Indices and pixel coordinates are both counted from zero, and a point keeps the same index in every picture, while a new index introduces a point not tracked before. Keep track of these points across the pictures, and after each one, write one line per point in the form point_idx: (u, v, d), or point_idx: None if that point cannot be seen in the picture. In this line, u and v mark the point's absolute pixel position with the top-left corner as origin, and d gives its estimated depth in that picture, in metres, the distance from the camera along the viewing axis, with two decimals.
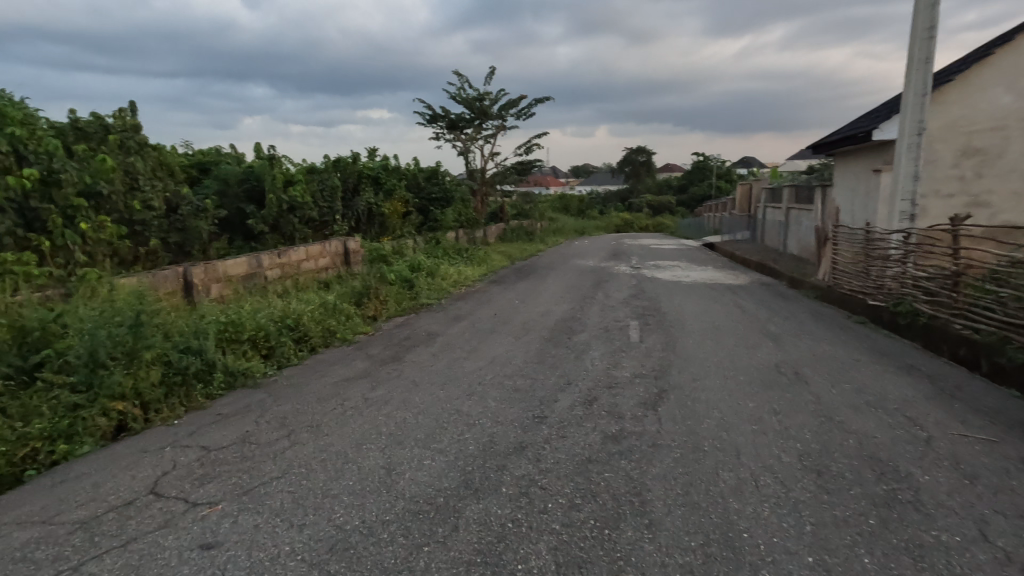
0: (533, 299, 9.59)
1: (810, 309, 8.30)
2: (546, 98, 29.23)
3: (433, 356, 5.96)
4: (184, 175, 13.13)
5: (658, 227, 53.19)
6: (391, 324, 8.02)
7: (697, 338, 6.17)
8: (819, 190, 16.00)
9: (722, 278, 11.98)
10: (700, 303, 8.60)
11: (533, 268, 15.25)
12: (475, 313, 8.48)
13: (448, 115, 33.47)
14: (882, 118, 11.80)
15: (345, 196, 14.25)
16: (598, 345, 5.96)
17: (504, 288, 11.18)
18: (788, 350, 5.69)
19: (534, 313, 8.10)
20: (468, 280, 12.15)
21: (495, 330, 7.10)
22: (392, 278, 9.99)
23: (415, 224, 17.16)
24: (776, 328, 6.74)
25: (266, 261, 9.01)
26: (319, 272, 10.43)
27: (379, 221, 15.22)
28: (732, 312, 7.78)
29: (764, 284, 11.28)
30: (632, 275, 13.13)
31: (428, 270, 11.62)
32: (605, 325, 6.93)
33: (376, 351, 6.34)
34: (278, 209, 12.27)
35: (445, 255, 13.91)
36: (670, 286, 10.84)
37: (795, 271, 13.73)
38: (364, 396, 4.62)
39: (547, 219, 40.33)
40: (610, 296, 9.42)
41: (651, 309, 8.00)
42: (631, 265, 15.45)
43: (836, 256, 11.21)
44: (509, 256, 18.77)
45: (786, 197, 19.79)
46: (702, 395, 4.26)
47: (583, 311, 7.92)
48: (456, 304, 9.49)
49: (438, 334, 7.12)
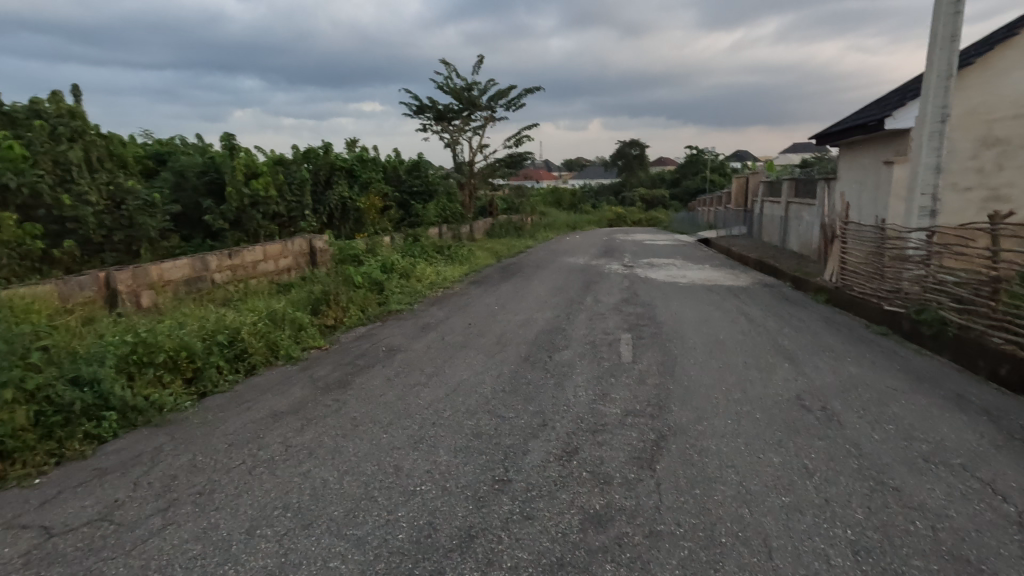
0: (515, 303, 8.65)
1: (823, 316, 7.42)
2: (536, 87, 28.21)
3: (389, 379, 5.03)
4: (138, 167, 12.06)
5: (652, 222, 52.31)
6: (351, 336, 7.05)
7: (700, 357, 5.25)
8: (822, 183, 15.12)
9: (722, 279, 11.08)
10: (700, 309, 7.70)
11: (520, 267, 14.28)
12: (447, 322, 7.53)
13: (435, 106, 32.40)
14: (894, 105, 10.92)
15: (316, 190, 13.23)
16: (582, 366, 5.04)
17: (485, 291, 10.23)
18: (808, 373, 4.80)
19: (514, 321, 7.18)
20: (447, 281, 11.18)
21: (467, 344, 6.18)
22: (359, 281, 9.00)
23: (394, 219, 16.15)
24: (789, 342, 5.86)
25: (213, 264, 7.99)
26: (279, 274, 9.44)
27: (354, 217, 14.20)
28: (737, 321, 6.88)
29: (767, 286, 10.39)
30: (625, 275, 12.20)
31: (403, 271, 10.66)
32: (593, 339, 6.02)
33: (323, 373, 5.39)
34: (239, 204, 11.23)
35: (424, 253, 12.92)
36: (665, 288, 9.94)
37: (798, 270, 12.87)
38: (286, 443, 3.67)
39: (538, 214, 39.36)
40: (600, 300, 8.49)
41: (647, 317, 7.10)
42: (623, 263, 14.52)
43: (845, 255, 10.35)
44: (496, 253, 17.80)
45: (786, 191, 18.94)
46: (710, 444, 3.35)
47: (569, 320, 7.00)
48: (428, 310, 8.52)
49: (402, 349, 6.17)
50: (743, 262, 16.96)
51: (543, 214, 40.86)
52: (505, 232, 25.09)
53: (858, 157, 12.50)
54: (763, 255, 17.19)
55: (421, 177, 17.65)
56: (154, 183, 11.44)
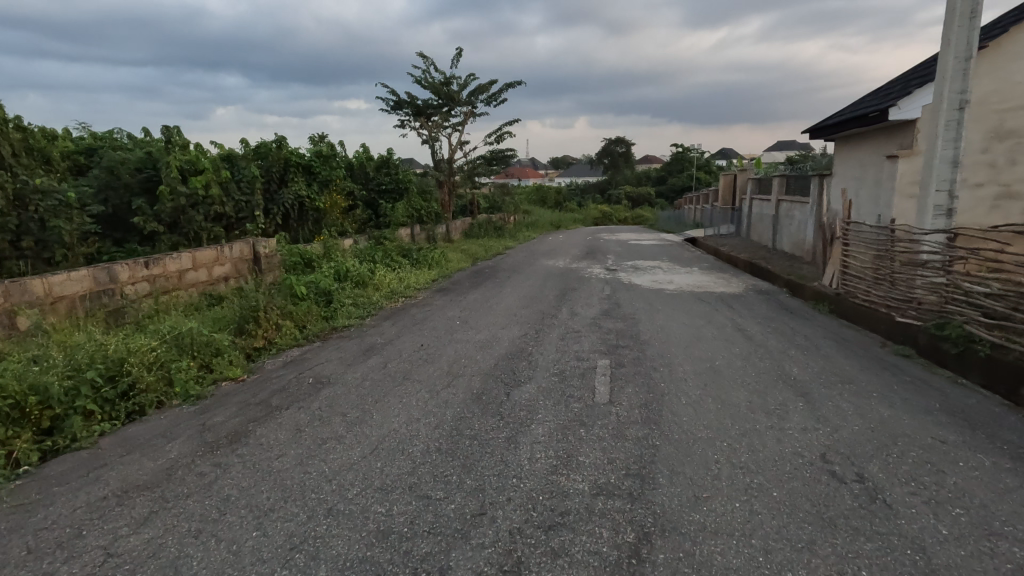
0: (481, 317, 7.58)
1: (830, 332, 6.45)
2: (517, 82, 27.14)
3: (300, 429, 3.95)
4: (65, 163, 10.79)
5: (638, 221, 51.55)
6: (278, 362, 5.93)
7: (692, 394, 4.23)
8: (817, 181, 14.21)
9: (713, 285, 10.11)
10: (690, 324, 6.70)
11: (494, 271, 13.20)
12: (397, 342, 6.44)
13: (414, 101, 31.19)
14: (898, 94, 10.00)
15: (268, 188, 12.03)
16: (545, 410, 3.99)
17: (450, 302, 9.14)
18: (829, 416, 3.80)
19: (473, 342, 6.11)
20: (410, 289, 10.08)
21: (411, 374, 5.10)
22: (302, 292, 7.87)
23: (360, 220, 14.98)
24: (798, 369, 4.87)
25: (124, 275, 6.81)
26: (211, 285, 8.29)
27: (313, 218, 13.01)
28: (734, 341, 5.88)
29: (763, 293, 9.41)
30: (607, 280, 11.18)
31: (360, 277, 9.55)
32: (563, 367, 4.98)
33: (222, 419, 4.28)
34: (176, 204, 10.01)
35: (387, 258, 11.79)
36: (651, 297, 8.92)
37: (794, 274, 11.96)
38: (110, 549, 2.57)
39: (521, 213, 38.30)
40: (577, 313, 7.45)
41: (628, 336, 6.07)
42: (606, 266, 13.51)
43: (847, 259, 9.43)
44: (472, 256, 16.68)
45: (777, 188, 18.07)
46: (713, 552, 2.33)
47: (537, 341, 5.96)
48: (379, 327, 7.40)
49: (331, 381, 5.07)
50: (733, 264, 16.02)
51: (527, 213, 39.84)
52: (485, 232, 23.98)
53: (857, 152, 11.60)
54: (754, 256, 16.26)
55: (391, 176, 16.45)
56: (79, 180, 10.17)
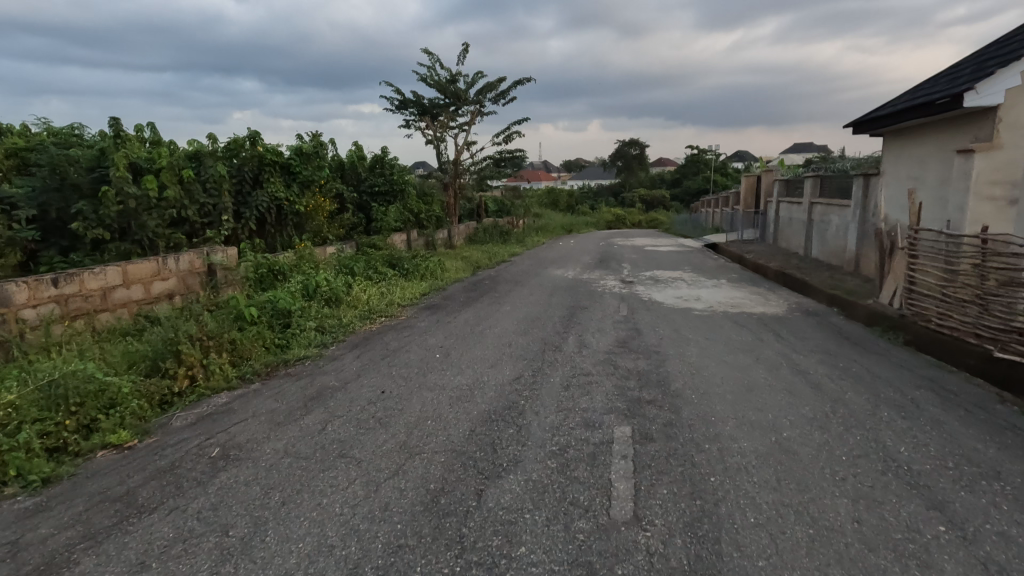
0: (469, 348, 6.12)
1: (920, 375, 4.92)
2: (526, 79, 25.71)
3: (147, 561, 2.52)
4: (9, 162, 9.54)
5: (653, 224, 49.88)
6: (191, 417, 4.49)
7: (761, 503, 2.74)
8: (861, 181, 12.56)
9: (749, 303, 8.55)
10: (732, 362, 5.20)
11: (495, 283, 11.79)
12: (354, 386, 5.01)
13: (419, 101, 29.95)
14: (972, 76, 8.40)
15: (240, 189, 10.71)
16: (533, 536, 2.53)
17: (436, 324, 7.70)
18: (1002, 565, 2.30)
19: (450, 388, 4.67)
20: (394, 307, 8.65)
21: (353, 446, 3.67)
22: (251, 314, 6.49)
23: (349, 225, 13.62)
24: (906, 450, 3.36)
25: (20, 297, 5.47)
26: (149, 303, 6.95)
27: (293, 223, 11.65)
28: (798, 392, 4.37)
29: (811, 313, 7.87)
30: (623, 295, 9.67)
31: (332, 293, 8.16)
32: (564, 440, 3.52)
33: (52, 529, 2.87)
34: (124, 208, 8.69)
35: (373, 268, 10.37)
36: (676, 318, 7.39)
37: (839, 289, 10.38)
38: None
39: (532, 216, 36.83)
40: (587, 344, 5.98)
41: (654, 383, 4.59)
42: (622, 277, 11.99)
43: (913, 274, 7.85)
44: (474, 264, 15.25)
45: (809, 189, 16.41)
46: None
47: (532, 389, 4.50)
48: (341, 360, 5.97)
49: (240, 456, 3.64)
50: (763, 274, 14.39)
51: (537, 216, 38.40)
52: (492, 238, 22.55)
53: (919, 147, 9.98)
54: (786, 265, 14.62)
55: (384, 176, 15.06)
56: (16, 181, 8.87)
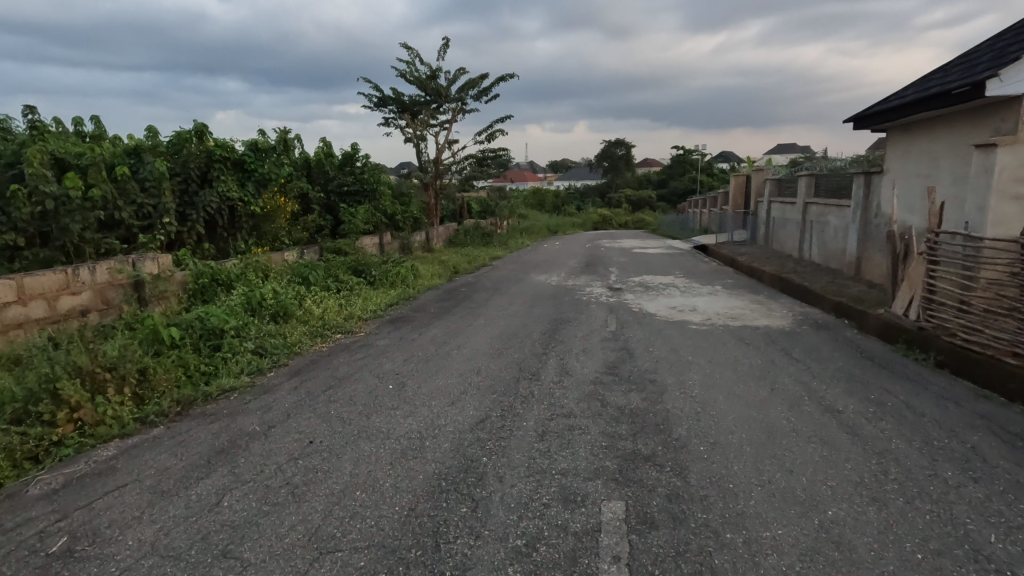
0: (430, 375, 5.17)
1: (970, 412, 4.07)
2: (509, 76, 24.80)
3: None
4: None
5: (640, 225, 49.27)
6: (58, 480, 3.47)
7: None
8: (863, 179, 11.76)
9: (750, 314, 7.69)
10: (743, 396, 4.31)
11: (471, 290, 10.85)
12: (278, 431, 4.02)
13: (399, 97, 28.94)
14: (992, 63, 7.62)
15: (186, 189, 9.64)
16: None
17: (398, 342, 6.73)
18: None
19: (395, 437, 3.72)
20: (352, 320, 7.65)
21: (250, 532, 2.71)
22: (171, 336, 5.47)
23: (314, 228, 12.58)
24: (999, 539, 2.48)
25: None
26: (53, 322, 5.90)
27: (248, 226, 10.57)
28: (831, 439, 3.49)
29: (820, 326, 7.03)
30: (610, 305, 8.76)
31: (279, 307, 7.14)
32: (535, 526, 2.59)
33: None
34: (42, 209, 7.60)
35: (333, 275, 9.36)
36: (672, 333, 6.50)
37: (844, 296, 9.60)
38: None
39: (516, 216, 35.96)
40: (570, 370, 5.06)
41: (650, 429, 3.68)
42: (609, 284, 11.09)
43: (931, 281, 7.04)
44: (451, 269, 14.27)
45: (804, 189, 15.68)
46: None
47: (498, 439, 3.57)
48: (273, 392, 4.98)
49: (88, 552, 2.64)
50: (758, 279, 13.61)
51: (522, 217, 37.53)
52: (474, 240, 21.60)
53: (931, 142, 9.18)
54: (782, 269, 13.84)
55: (353, 175, 14.01)
56: None
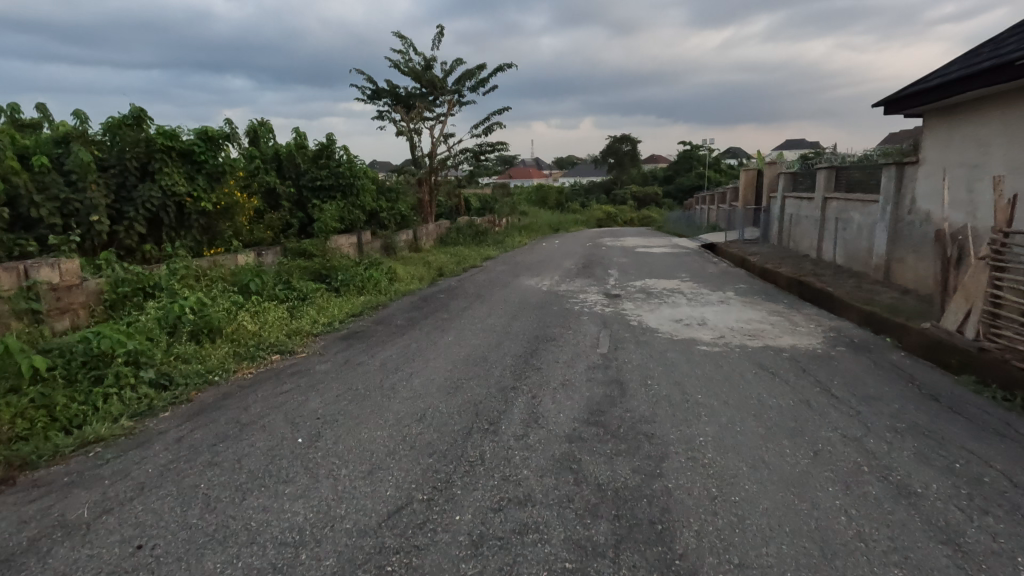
0: (361, 420, 3.98)
1: None
2: (506, 65, 23.54)
3: None
4: None
5: (645, 222, 47.89)
6: None
7: None
8: (894, 171, 10.43)
9: (769, 330, 6.44)
10: (775, 466, 3.07)
11: (451, 297, 9.65)
12: (112, 519, 2.82)
13: (394, 90, 27.73)
14: None
15: (123, 182, 8.46)
16: None
17: (342, 365, 5.54)
18: None
19: (264, 543, 2.52)
20: (296, 337, 6.46)
21: None
22: (33, 368, 4.27)
23: (280, 226, 11.39)
24: None
25: None
26: None
27: (200, 224, 9.39)
28: (920, 562, 2.26)
29: (858, 347, 5.77)
30: (605, 316, 7.52)
31: (203, 323, 5.94)
32: None
33: None
34: None
35: (288, 277, 8.20)
36: (676, 358, 5.27)
37: (875, 305, 8.34)
38: None
39: (517, 213, 34.72)
40: (541, 416, 3.85)
41: (640, 535, 2.47)
42: (607, 289, 9.85)
43: (995, 292, 5.75)
44: (436, 271, 13.07)
45: (822, 183, 14.35)
46: None
47: (410, 554, 2.37)
48: (148, 445, 3.78)
49: None
50: (773, 283, 12.33)
51: (523, 213, 36.27)
52: (467, 238, 20.39)
53: (981, 126, 7.86)
54: (799, 272, 12.55)
55: (328, 169, 12.78)
56: None
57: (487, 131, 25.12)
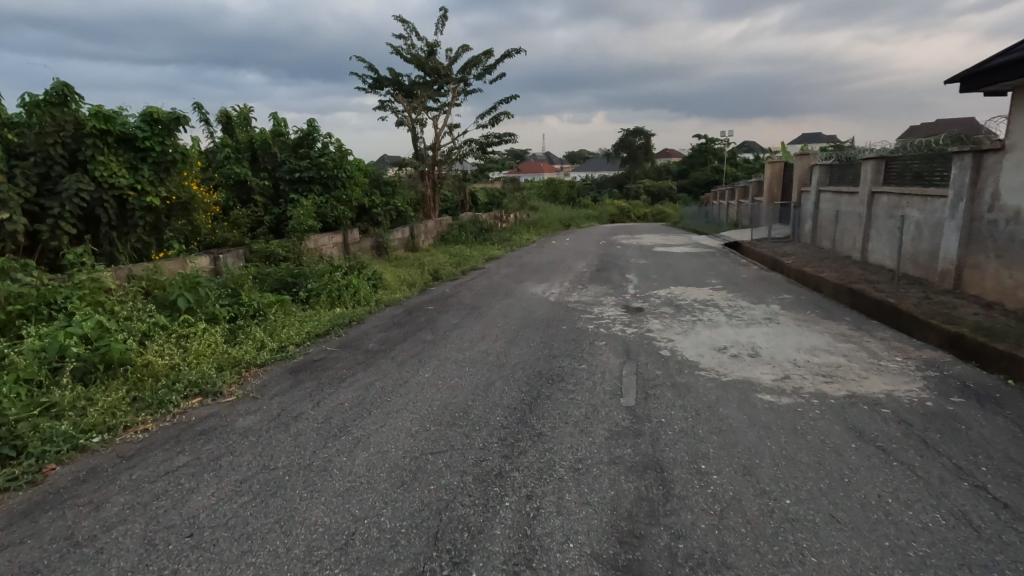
0: (255, 545, 2.51)
1: None
2: (515, 51, 21.93)
3: None
4: None
5: (660, 217, 46.11)
6: None
7: None
8: (970, 160, 8.75)
9: (847, 367, 4.89)
10: None
11: (442, 309, 8.17)
12: None
13: (397, 78, 26.27)
14: None
15: (46, 172, 7.05)
16: None
17: (272, 418, 4.09)
18: None
19: None
20: (230, 371, 5.03)
21: None
22: None
23: (250, 224, 9.97)
24: None
25: None
26: None
27: (147, 222, 7.98)
28: None
29: (979, 395, 4.23)
30: (627, 339, 5.99)
31: (99, 357, 4.50)
32: None
33: None
34: None
35: (240, 287, 6.79)
36: (733, 417, 3.75)
37: (962, 325, 6.72)
38: None
39: (528, 208, 33.18)
40: (538, 548, 2.37)
41: None
42: (628, 300, 8.30)
43: None
44: (431, 274, 11.61)
45: (869, 176, 12.65)
46: None
47: None
48: None
49: None
50: (817, 290, 10.72)
51: (534, 209, 34.71)
52: (471, 236, 18.90)
53: None
54: (847, 278, 10.91)
55: (308, 159, 11.32)
56: None
57: (494, 121, 23.58)
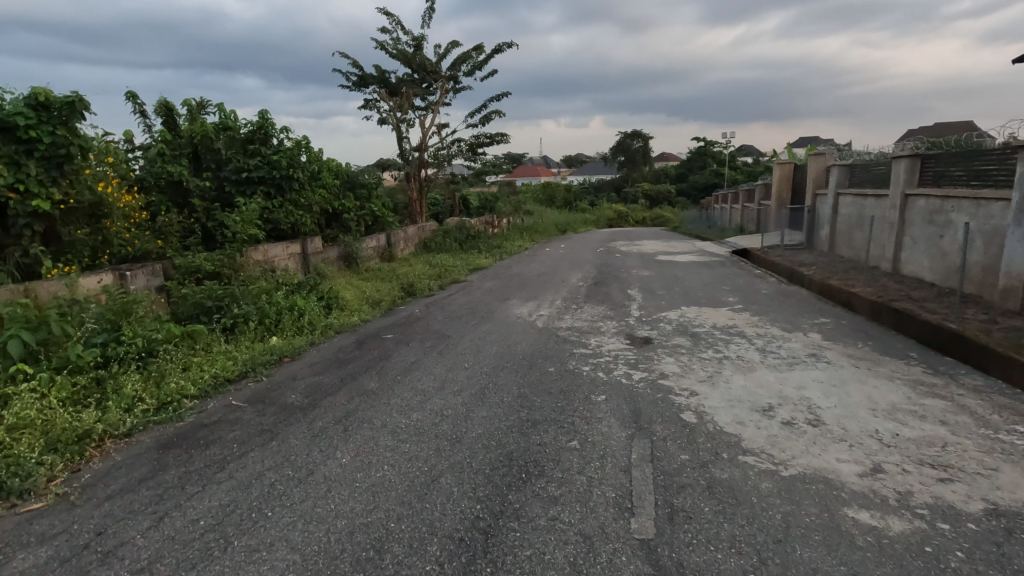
0: None
1: None
2: (507, 45, 20.42)
3: None
4: None
5: (659, 222, 44.71)
6: None
7: None
8: None
9: (955, 447, 3.36)
10: None
11: (402, 339, 6.62)
12: None
13: (382, 75, 24.79)
14: None
15: None
16: None
17: (67, 558, 2.52)
18: None
19: None
20: (61, 453, 3.49)
21: None
22: None
23: (183, 233, 8.40)
24: None
25: None
26: None
27: (35, 232, 6.41)
28: None
29: None
30: (633, 391, 4.44)
31: None
32: None
33: None
34: None
35: (129, 316, 5.13)
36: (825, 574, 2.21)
37: None
38: None
39: (522, 213, 31.67)
40: None
41: None
42: (632, 327, 6.74)
43: None
44: (403, 290, 10.08)
45: (902, 176, 11.14)
46: None
47: None
48: None
49: None
50: (850, 309, 9.20)
51: (528, 213, 33.18)
52: (457, 244, 17.37)
53: None
54: (884, 293, 9.39)
55: (260, 157, 9.74)
56: None
57: (485, 121, 22.08)
